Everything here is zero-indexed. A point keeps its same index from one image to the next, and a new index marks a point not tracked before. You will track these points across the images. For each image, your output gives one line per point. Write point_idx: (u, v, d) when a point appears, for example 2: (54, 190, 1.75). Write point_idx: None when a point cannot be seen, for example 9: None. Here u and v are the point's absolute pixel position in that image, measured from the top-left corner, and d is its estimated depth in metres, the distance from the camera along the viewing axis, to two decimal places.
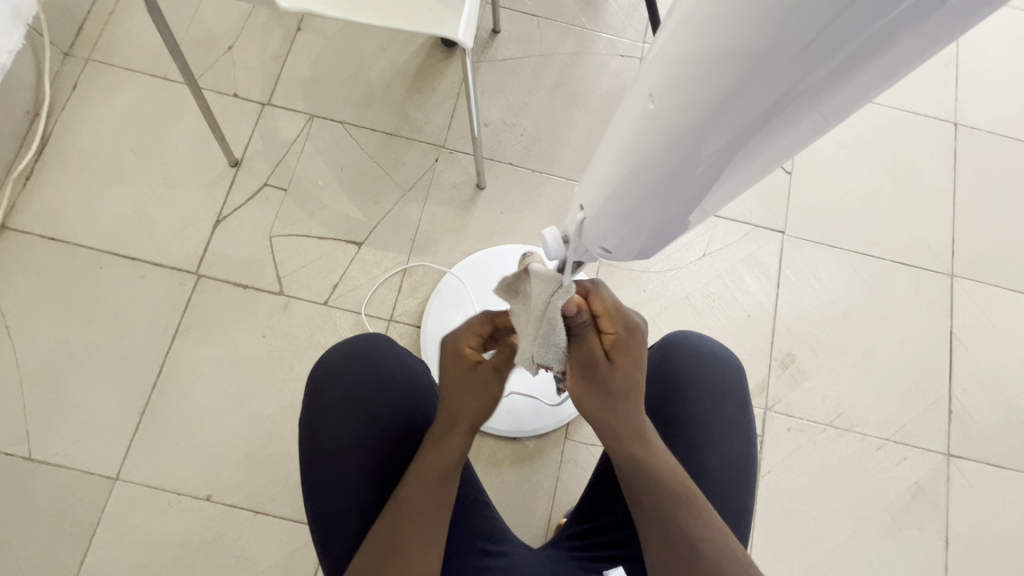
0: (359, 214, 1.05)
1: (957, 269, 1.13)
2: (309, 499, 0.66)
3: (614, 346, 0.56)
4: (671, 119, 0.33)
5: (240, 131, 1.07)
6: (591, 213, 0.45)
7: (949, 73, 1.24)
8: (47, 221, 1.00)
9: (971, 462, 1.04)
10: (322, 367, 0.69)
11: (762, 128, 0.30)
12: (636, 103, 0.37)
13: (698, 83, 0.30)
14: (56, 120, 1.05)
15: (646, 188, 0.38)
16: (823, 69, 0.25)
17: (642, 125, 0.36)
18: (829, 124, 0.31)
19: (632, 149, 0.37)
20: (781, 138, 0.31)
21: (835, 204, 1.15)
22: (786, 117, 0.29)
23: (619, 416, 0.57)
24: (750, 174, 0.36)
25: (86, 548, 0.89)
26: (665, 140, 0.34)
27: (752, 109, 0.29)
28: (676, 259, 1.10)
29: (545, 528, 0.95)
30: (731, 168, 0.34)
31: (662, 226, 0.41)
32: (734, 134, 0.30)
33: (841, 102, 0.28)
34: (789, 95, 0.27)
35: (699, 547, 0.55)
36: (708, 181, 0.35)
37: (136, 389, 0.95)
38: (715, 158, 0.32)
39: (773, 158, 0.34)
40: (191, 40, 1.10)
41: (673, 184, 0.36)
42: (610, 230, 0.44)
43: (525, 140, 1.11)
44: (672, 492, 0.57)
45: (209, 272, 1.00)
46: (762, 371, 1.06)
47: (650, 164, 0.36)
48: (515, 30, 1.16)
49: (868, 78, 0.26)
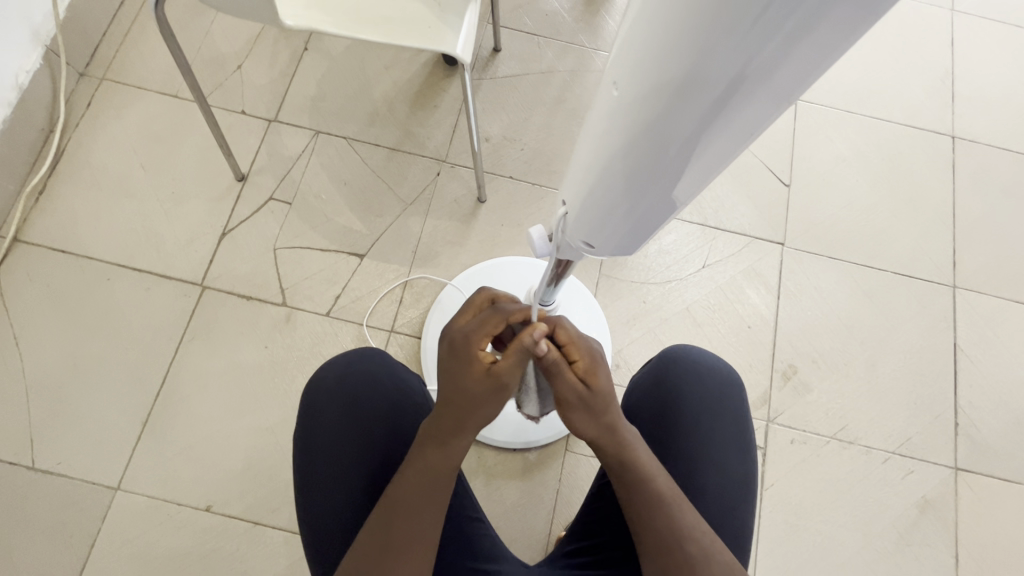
0: (362, 227, 1.07)
1: (959, 281, 1.13)
2: (303, 513, 0.66)
3: (586, 373, 0.55)
4: (638, 104, 0.35)
5: (247, 146, 1.10)
6: (572, 206, 0.47)
7: (945, 88, 1.25)
8: (58, 234, 1.03)
9: (979, 477, 1.02)
10: (318, 382, 0.69)
11: (721, 110, 0.32)
12: (604, 94, 0.39)
13: (657, 69, 0.32)
14: (70, 136, 1.08)
15: (622, 174, 0.40)
16: (765, 52, 0.28)
17: (611, 114, 0.38)
18: (781, 109, 0.34)
19: (604, 138, 0.40)
20: (738, 121, 0.33)
21: (834, 216, 1.16)
22: (740, 99, 0.31)
23: (602, 429, 0.57)
24: (714, 164, 0.39)
25: (85, 559, 0.89)
26: (634, 126, 0.36)
27: (709, 91, 0.31)
28: (676, 270, 1.10)
29: (545, 542, 0.94)
30: (698, 152, 0.36)
31: (641, 213, 0.43)
32: (696, 117, 0.33)
33: (789, 85, 0.31)
34: (740, 77, 0.30)
35: (689, 546, 0.56)
36: (677, 166, 0.37)
37: (139, 399, 0.96)
38: (682, 139, 0.35)
39: (734, 145, 0.36)
40: (202, 60, 1.14)
41: (647, 168, 0.38)
42: (589, 222, 0.46)
43: (526, 154, 1.13)
44: (658, 495, 0.58)
45: (214, 284, 1.02)
46: (764, 383, 1.05)
47: (624, 150, 0.38)
48: (516, 48, 1.19)
49: (809, 61, 0.29)
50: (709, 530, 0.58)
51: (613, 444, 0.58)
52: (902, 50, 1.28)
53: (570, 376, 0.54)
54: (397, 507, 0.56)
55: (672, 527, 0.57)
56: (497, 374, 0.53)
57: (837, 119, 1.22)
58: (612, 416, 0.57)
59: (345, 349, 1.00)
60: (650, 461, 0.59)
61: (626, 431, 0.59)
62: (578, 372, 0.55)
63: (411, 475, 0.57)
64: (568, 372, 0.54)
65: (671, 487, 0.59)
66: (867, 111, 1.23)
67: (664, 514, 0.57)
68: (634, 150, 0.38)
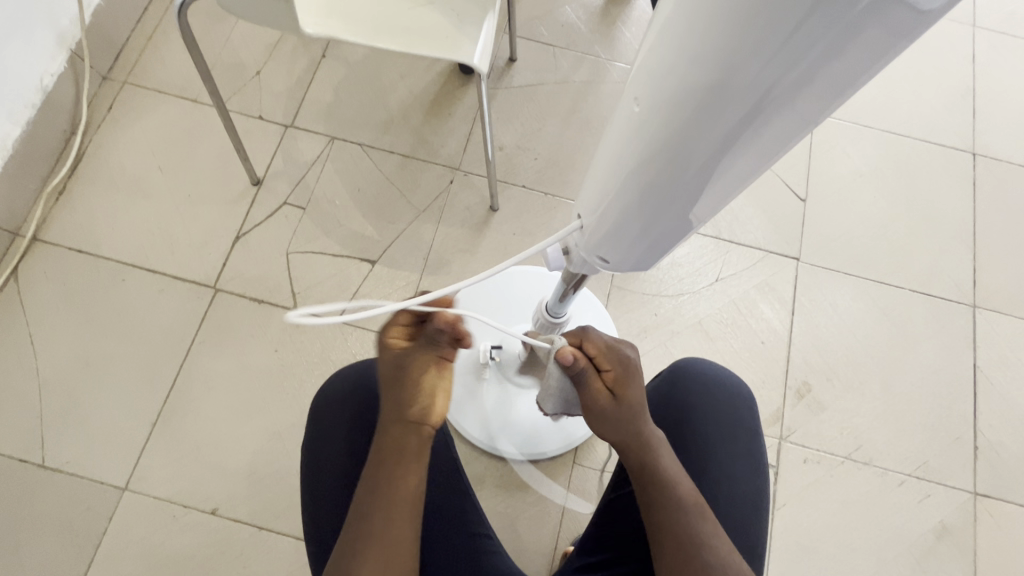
0: (374, 233, 1.07)
1: (980, 300, 1.10)
2: (309, 529, 0.65)
3: (616, 382, 0.57)
4: (660, 119, 0.35)
5: (263, 151, 1.11)
6: (589, 221, 0.46)
7: (966, 104, 1.23)
8: (77, 234, 1.04)
9: (999, 502, 0.99)
10: (325, 394, 0.69)
11: (745, 127, 0.32)
12: (623, 108, 0.39)
13: (682, 83, 0.32)
14: (91, 139, 1.10)
15: (644, 191, 0.39)
16: (799, 67, 0.28)
17: (632, 129, 0.38)
18: (806, 127, 0.33)
19: (623, 153, 0.39)
20: (763, 138, 0.33)
21: (851, 231, 1.14)
22: (766, 115, 0.31)
23: (627, 434, 0.57)
24: (735, 181, 0.38)
25: (91, 559, 0.89)
26: (655, 140, 0.36)
27: (736, 108, 0.31)
28: (689, 283, 1.09)
29: (551, 556, 0.92)
30: (720, 169, 0.36)
31: (661, 229, 0.42)
32: (721, 134, 0.33)
33: (816, 102, 0.31)
34: (770, 93, 0.29)
35: (705, 554, 0.54)
36: (698, 182, 0.37)
37: (149, 399, 0.97)
38: (706, 155, 0.34)
39: (756, 162, 0.36)
40: (221, 65, 1.15)
41: (669, 184, 0.38)
42: (603, 238, 0.46)
43: (539, 164, 1.13)
44: (680, 500, 0.57)
45: (226, 287, 1.03)
46: (777, 400, 1.03)
47: (645, 167, 0.38)
48: (532, 58, 1.19)
49: (840, 78, 0.29)
50: (728, 541, 0.56)
51: (639, 447, 0.58)
52: (921, 65, 1.27)
53: (597, 383, 0.57)
54: (358, 512, 0.53)
55: (689, 534, 0.55)
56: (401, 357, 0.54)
57: (855, 134, 1.21)
58: (641, 422, 0.57)
59: (354, 356, 1.00)
60: (674, 468, 0.58)
61: (653, 436, 0.58)
62: (606, 381, 0.57)
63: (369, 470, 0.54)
64: (596, 379, 0.57)
65: (693, 495, 0.58)
66: (886, 126, 1.22)
67: (683, 519, 0.56)
68: (654, 165, 0.37)
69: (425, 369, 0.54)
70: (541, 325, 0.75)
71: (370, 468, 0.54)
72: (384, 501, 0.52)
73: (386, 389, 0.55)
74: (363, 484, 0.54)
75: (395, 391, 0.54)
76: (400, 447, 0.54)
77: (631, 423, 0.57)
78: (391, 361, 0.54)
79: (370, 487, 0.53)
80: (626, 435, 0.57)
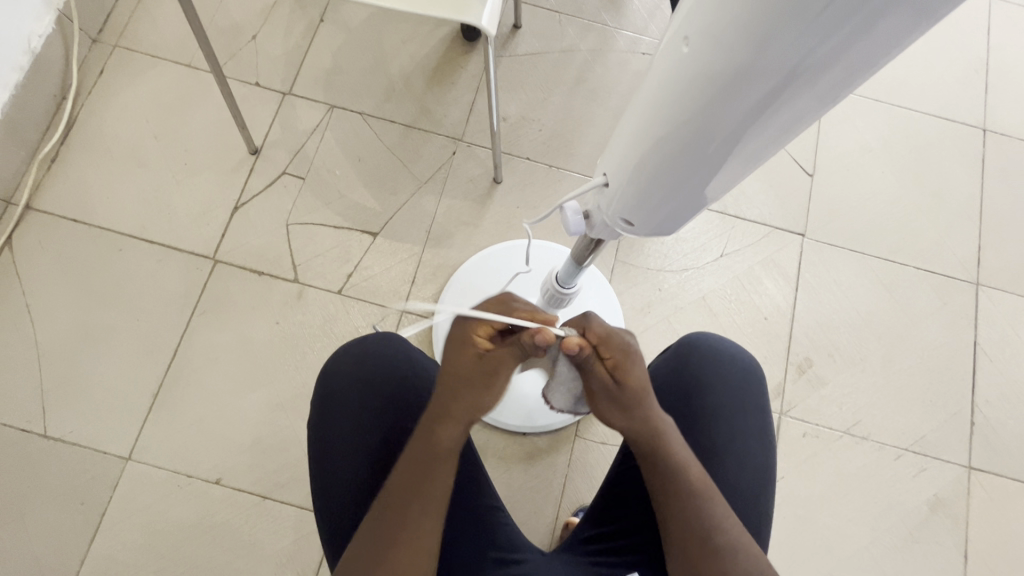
0: (375, 205, 1.05)
1: (984, 278, 1.10)
2: (320, 508, 0.65)
3: (618, 369, 0.55)
4: (701, 67, 0.32)
5: (261, 119, 1.08)
6: (614, 182, 0.44)
7: (978, 78, 1.21)
8: (71, 203, 1.02)
9: (993, 476, 1.00)
10: (331, 370, 0.68)
11: (786, 87, 0.30)
12: (664, 51, 0.36)
13: (724, 32, 0.30)
14: (82, 104, 1.07)
15: (672, 153, 0.37)
16: (845, 28, 0.26)
17: (670, 77, 0.35)
18: (846, 88, 0.32)
19: (657, 107, 0.37)
20: (803, 100, 0.31)
21: (857, 207, 1.13)
22: (810, 71, 0.29)
23: (636, 422, 0.57)
24: (766, 146, 0.37)
25: (96, 527, 0.90)
26: (692, 95, 0.34)
27: (781, 64, 0.29)
28: (694, 259, 1.08)
29: (553, 526, 0.94)
30: (755, 132, 0.34)
31: (686, 195, 0.41)
32: (761, 93, 0.31)
33: (862, 60, 0.29)
34: (817, 50, 0.28)
35: (715, 538, 0.56)
36: (731, 144, 0.35)
37: (150, 370, 0.96)
38: (743, 116, 0.33)
39: (793, 124, 0.34)
40: (215, 29, 1.11)
41: (700, 147, 0.36)
42: (625, 202, 0.44)
43: (544, 135, 1.10)
44: (691, 487, 0.57)
45: (225, 258, 1.01)
46: (779, 374, 1.04)
47: (678, 125, 0.36)
48: (537, 26, 1.16)
49: (890, 34, 0.27)
50: (738, 523, 0.57)
51: (648, 436, 0.57)
52: (935, 38, 1.24)
53: (596, 372, 0.55)
54: (393, 503, 0.53)
55: (701, 519, 0.56)
56: (490, 361, 0.54)
57: (864, 109, 1.19)
58: (646, 409, 0.56)
59: (356, 328, 1.00)
60: (685, 453, 0.58)
61: (662, 422, 0.57)
62: (608, 369, 0.56)
63: (404, 473, 0.54)
64: (596, 368, 0.55)
65: (703, 479, 0.58)
66: (897, 101, 1.19)
67: (693, 507, 0.56)
68: (686, 125, 0.35)
69: (508, 370, 0.54)
70: (550, 296, 0.74)
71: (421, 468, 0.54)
72: (418, 503, 0.53)
73: (450, 381, 0.54)
74: (403, 472, 0.54)
75: (462, 389, 0.54)
76: (452, 447, 0.54)
77: (636, 410, 0.56)
78: (475, 359, 0.54)
79: (405, 487, 0.53)
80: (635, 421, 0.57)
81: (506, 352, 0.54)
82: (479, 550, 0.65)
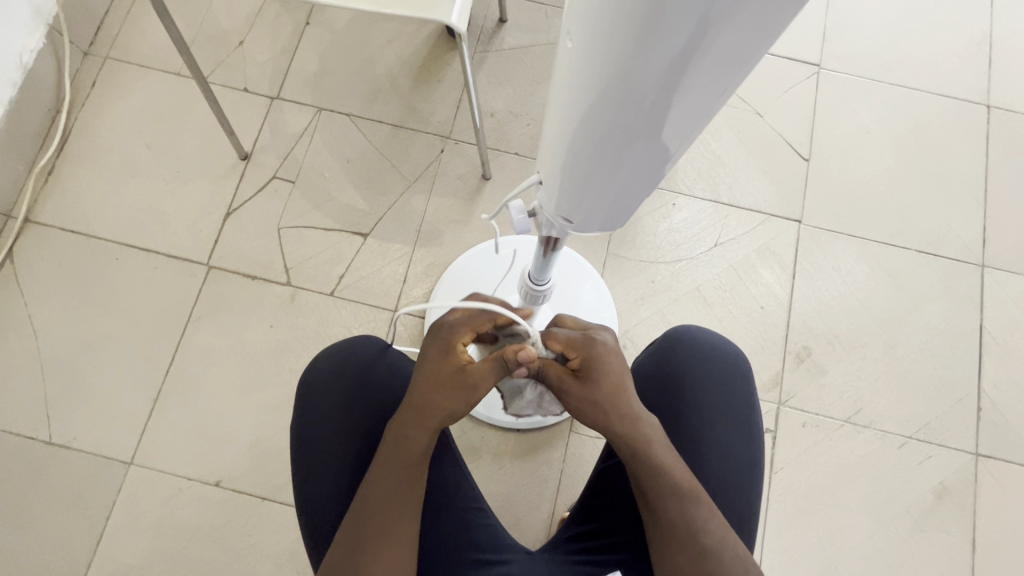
0: (365, 206, 1.05)
1: (990, 260, 1.07)
2: (305, 514, 0.65)
3: (583, 367, 0.56)
4: (592, 61, 0.32)
5: (250, 125, 1.09)
6: (551, 178, 0.45)
7: (981, 53, 1.17)
8: (68, 214, 1.04)
9: (1002, 463, 0.98)
10: (312, 375, 0.68)
11: (678, 74, 0.30)
12: (562, 44, 0.36)
13: (602, 28, 0.30)
14: (75, 117, 1.08)
15: (593, 145, 0.38)
16: (710, 18, 0.26)
17: (572, 71, 0.35)
18: (745, 66, 0.31)
19: (569, 101, 0.37)
20: (702, 83, 0.31)
21: (855, 191, 1.10)
22: (689, 71, 0.30)
23: (612, 421, 0.56)
24: (677, 138, 0.37)
25: (102, 530, 0.92)
26: (594, 89, 0.34)
27: (664, 56, 0.29)
28: (687, 250, 1.07)
29: (549, 522, 0.94)
30: (665, 118, 0.34)
31: (623, 182, 0.41)
32: (655, 84, 0.31)
33: (745, 40, 0.28)
34: (695, 40, 0.27)
35: (701, 538, 0.55)
36: (638, 140, 0.36)
37: (149, 376, 0.98)
38: (648, 105, 0.33)
39: (692, 117, 0.35)
40: (203, 37, 1.12)
41: (617, 137, 0.36)
42: (565, 195, 0.45)
43: (532, 130, 1.10)
44: (672, 486, 0.56)
45: (219, 264, 1.02)
46: (776, 364, 1.02)
47: (590, 119, 0.36)
48: (522, 18, 1.15)
49: (759, 16, 0.26)
50: (724, 524, 0.56)
51: (624, 434, 0.56)
52: (935, 13, 1.20)
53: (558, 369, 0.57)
54: (371, 512, 0.55)
55: (685, 519, 0.55)
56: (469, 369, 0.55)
57: (861, 89, 1.16)
58: (621, 407, 0.56)
59: (348, 329, 1.00)
60: (667, 452, 0.57)
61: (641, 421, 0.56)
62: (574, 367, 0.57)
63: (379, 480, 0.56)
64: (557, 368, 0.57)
65: (687, 477, 0.57)
66: (896, 80, 1.16)
67: (679, 505, 0.56)
68: (597, 118, 0.36)
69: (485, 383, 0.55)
70: (527, 294, 0.74)
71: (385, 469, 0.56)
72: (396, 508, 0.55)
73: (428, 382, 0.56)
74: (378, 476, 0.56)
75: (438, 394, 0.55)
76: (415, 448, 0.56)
77: (609, 408, 0.56)
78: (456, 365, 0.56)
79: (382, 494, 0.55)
80: (608, 418, 0.56)
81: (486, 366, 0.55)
82: (464, 550, 0.65)
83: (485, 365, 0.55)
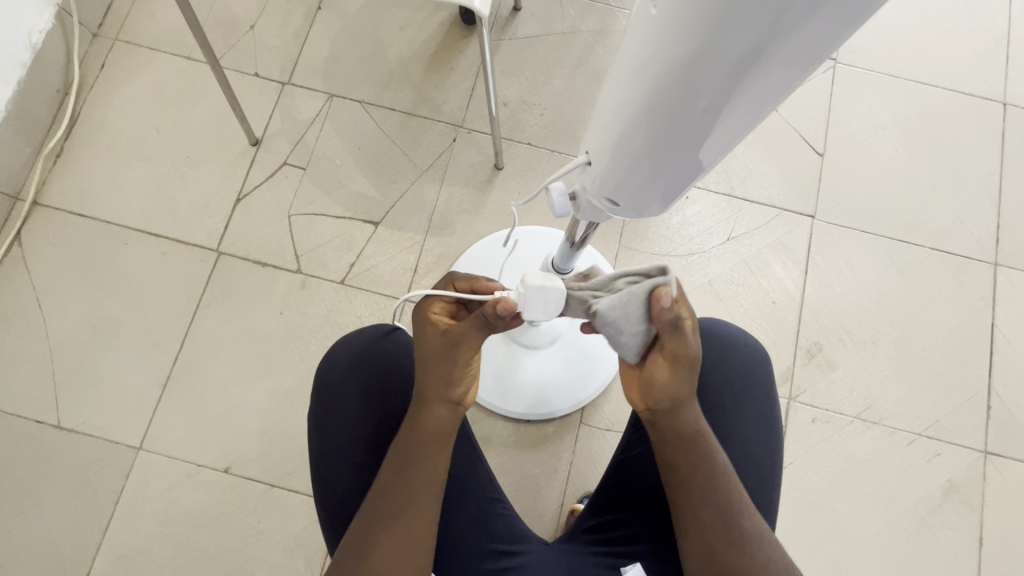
0: (376, 194, 1.05)
1: (1003, 258, 1.07)
2: (322, 500, 0.66)
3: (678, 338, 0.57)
4: (671, 32, 0.31)
5: (261, 110, 1.08)
6: (598, 159, 0.44)
7: (999, 50, 1.16)
8: (77, 198, 1.03)
9: (1010, 461, 0.98)
10: (329, 362, 0.68)
11: (757, 55, 0.29)
12: (639, 13, 0.35)
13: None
14: (84, 99, 1.07)
15: (650, 125, 0.37)
16: None
17: (645, 41, 0.34)
18: (820, 57, 0.30)
19: (635, 75, 0.36)
20: (775, 70, 0.30)
21: (870, 187, 1.10)
22: (781, 41, 0.28)
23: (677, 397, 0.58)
24: (742, 122, 0.36)
25: (110, 515, 0.92)
26: (664, 65, 0.33)
27: (750, 32, 0.28)
28: (700, 243, 1.06)
29: (558, 513, 0.94)
30: (730, 104, 0.33)
31: (669, 171, 0.40)
32: (731, 64, 0.30)
33: (834, 25, 0.27)
34: (785, 17, 0.26)
35: (741, 520, 0.56)
36: (705, 119, 0.34)
37: (158, 362, 0.97)
38: (717, 87, 0.32)
39: (755, 108, 0.34)
40: (214, 20, 1.11)
41: (676, 120, 0.35)
42: (609, 177, 0.44)
43: (545, 120, 1.09)
44: (716, 468, 0.58)
45: (229, 250, 1.02)
46: (787, 359, 1.02)
47: (653, 97, 0.35)
48: (537, 7, 1.13)
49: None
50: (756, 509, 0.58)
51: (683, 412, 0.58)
52: (953, 9, 1.18)
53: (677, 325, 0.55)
54: (389, 502, 0.55)
55: (727, 502, 0.57)
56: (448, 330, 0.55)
57: (877, 84, 1.15)
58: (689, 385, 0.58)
59: (358, 318, 1.00)
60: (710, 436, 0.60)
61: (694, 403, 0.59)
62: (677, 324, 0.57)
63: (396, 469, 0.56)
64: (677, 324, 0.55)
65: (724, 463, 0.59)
66: (912, 76, 1.15)
67: (721, 488, 0.57)
68: (660, 97, 0.35)
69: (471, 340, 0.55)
70: None
71: (410, 446, 0.57)
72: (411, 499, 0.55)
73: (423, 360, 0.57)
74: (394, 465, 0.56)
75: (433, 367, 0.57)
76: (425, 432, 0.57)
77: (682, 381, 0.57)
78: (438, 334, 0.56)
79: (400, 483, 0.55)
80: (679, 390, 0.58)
81: (469, 326, 0.54)
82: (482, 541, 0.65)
83: (470, 327, 0.54)
